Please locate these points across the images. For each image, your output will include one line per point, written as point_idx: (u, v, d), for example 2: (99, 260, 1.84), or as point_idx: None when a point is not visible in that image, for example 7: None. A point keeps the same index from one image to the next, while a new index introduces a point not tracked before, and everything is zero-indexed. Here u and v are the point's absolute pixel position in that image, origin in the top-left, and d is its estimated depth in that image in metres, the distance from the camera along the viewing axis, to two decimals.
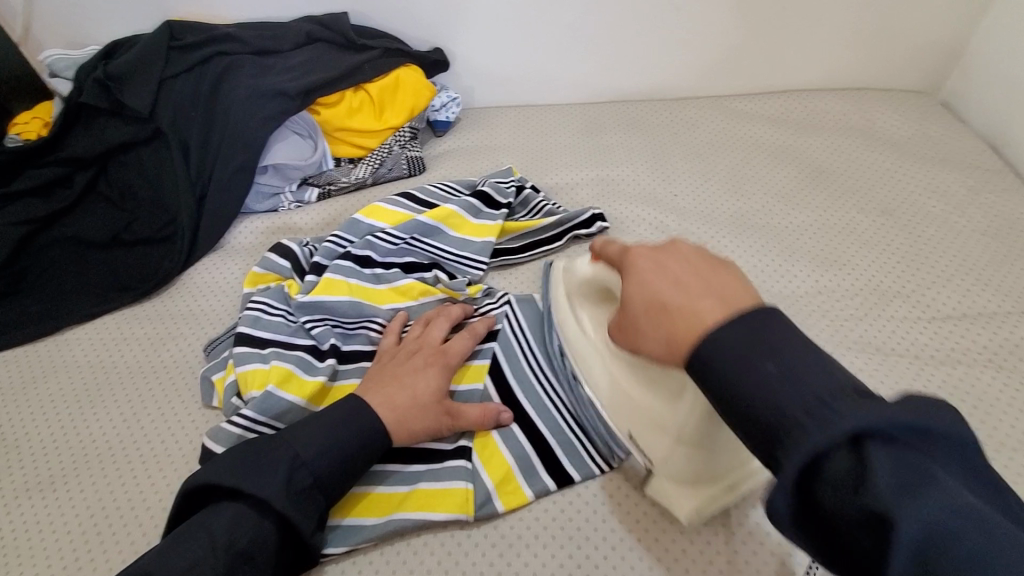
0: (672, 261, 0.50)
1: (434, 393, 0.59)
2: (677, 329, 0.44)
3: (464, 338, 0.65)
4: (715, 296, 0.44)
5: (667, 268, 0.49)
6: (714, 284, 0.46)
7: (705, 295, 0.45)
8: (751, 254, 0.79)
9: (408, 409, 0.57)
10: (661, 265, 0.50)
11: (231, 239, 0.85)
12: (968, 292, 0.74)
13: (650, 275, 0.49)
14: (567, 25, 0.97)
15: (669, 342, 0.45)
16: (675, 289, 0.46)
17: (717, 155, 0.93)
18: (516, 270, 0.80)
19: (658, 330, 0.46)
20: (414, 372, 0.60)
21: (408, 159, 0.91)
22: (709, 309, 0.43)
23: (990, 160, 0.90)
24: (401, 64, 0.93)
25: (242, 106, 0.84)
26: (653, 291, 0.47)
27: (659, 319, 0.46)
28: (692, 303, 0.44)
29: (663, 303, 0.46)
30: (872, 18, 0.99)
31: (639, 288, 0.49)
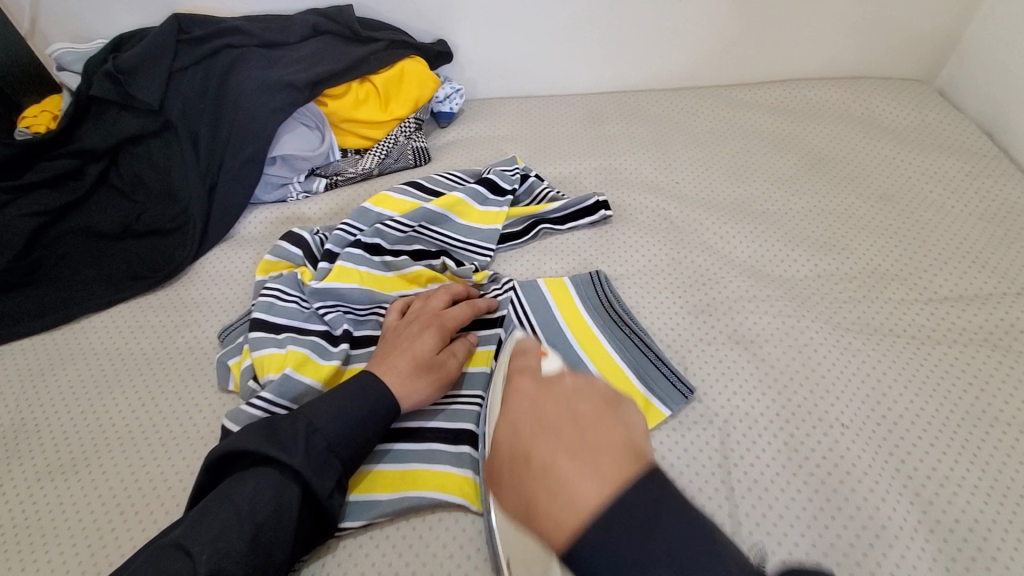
0: (554, 399, 0.42)
1: (435, 359, 0.62)
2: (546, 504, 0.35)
3: (462, 308, 0.68)
4: (586, 458, 0.36)
5: (543, 408, 0.41)
6: (592, 437, 0.38)
7: (579, 458, 0.37)
8: (752, 240, 0.81)
9: (412, 376, 0.60)
10: (544, 410, 0.41)
11: (241, 229, 0.87)
12: (964, 274, 0.76)
13: (525, 414, 0.41)
14: (570, 17, 0.98)
15: (531, 506, 0.36)
16: (546, 442, 0.38)
17: (718, 144, 0.95)
18: (522, 256, 0.82)
19: (520, 492, 0.38)
20: (416, 340, 0.63)
21: (414, 149, 0.93)
22: (570, 479, 0.35)
23: (986, 147, 0.92)
24: (405, 55, 0.94)
25: (250, 97, 0.85)
26: (522, 439, 0.40)
27: (523, 480, 0.38)
28: (558, 468, 0.36)
29: (529, 462, 0.38)
30: (869, 9, 1.00)
31: (510, 429, 0.41)
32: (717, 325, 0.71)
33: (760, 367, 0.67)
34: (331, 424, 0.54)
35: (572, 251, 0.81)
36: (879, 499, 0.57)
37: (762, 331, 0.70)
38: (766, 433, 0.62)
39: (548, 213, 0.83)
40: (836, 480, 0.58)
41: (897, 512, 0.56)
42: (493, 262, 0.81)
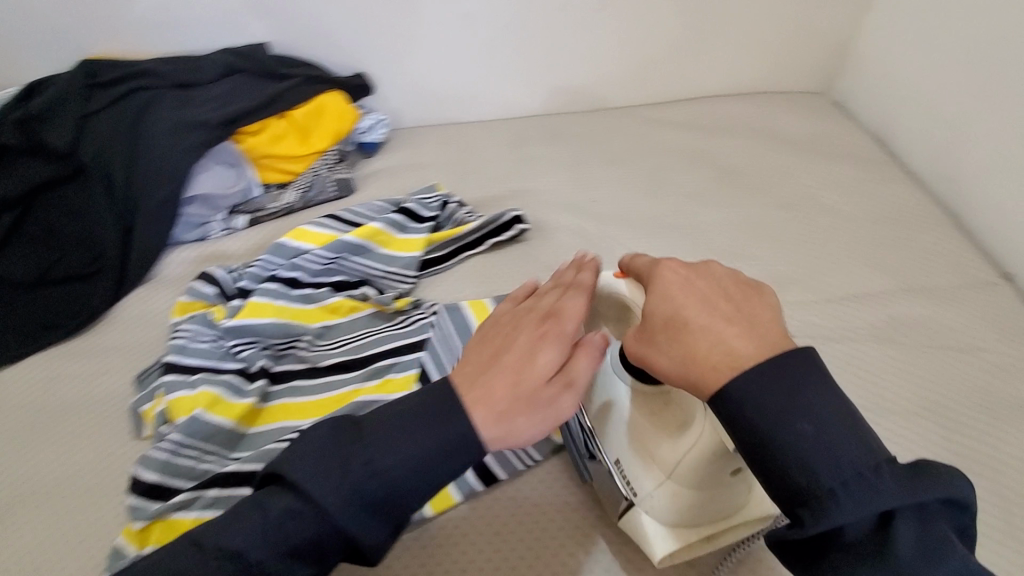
0: (704, 281, 0.49)
1: (541, 377, 0.50)
2: (700, 352, 0.44)
3: (579, 299, 0.54)
4: (754, 332, 0.45)
5: (695, 284, 0.49)
6: (751, 315, 0.46)
7: (744, 327, 0.45)
8: (663, 253, 0.84)
9: (503, 403, 0.48)
10: (688, 284, 0.49)
11: (160, 270, 0.86)
12: (856, 274, 0.81)
13: (679, 289, 0.48)
14: (485, 45, 1.02)
15: (517, 386, 0.49)
16: (701, 309, 0.46)
17: (632, 161, 0.99)
18: (444, 279, 0.83)
19: (677, 346, 0.46)
20: (528, 354, 0.51)
21: (336, 181, 0.94)
22: (735, 340, 0.44)
23: (876, 154, 0.98)
24: (323, 90, 0.95)
25: (164, 138, 0.85)
26: (680, 306, 0.47)
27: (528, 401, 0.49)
28: (730, 334, 0.45)
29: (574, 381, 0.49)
30: (764, 29, 1.07)
31: (662, 299, 0.48)
32: None
33: None
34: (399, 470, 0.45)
35: (494, 274, 0.83)
36: None
37: None
38: None
39: (467, 234, 0.85)
40: None
41: None
42: (415, 288, 0.83)
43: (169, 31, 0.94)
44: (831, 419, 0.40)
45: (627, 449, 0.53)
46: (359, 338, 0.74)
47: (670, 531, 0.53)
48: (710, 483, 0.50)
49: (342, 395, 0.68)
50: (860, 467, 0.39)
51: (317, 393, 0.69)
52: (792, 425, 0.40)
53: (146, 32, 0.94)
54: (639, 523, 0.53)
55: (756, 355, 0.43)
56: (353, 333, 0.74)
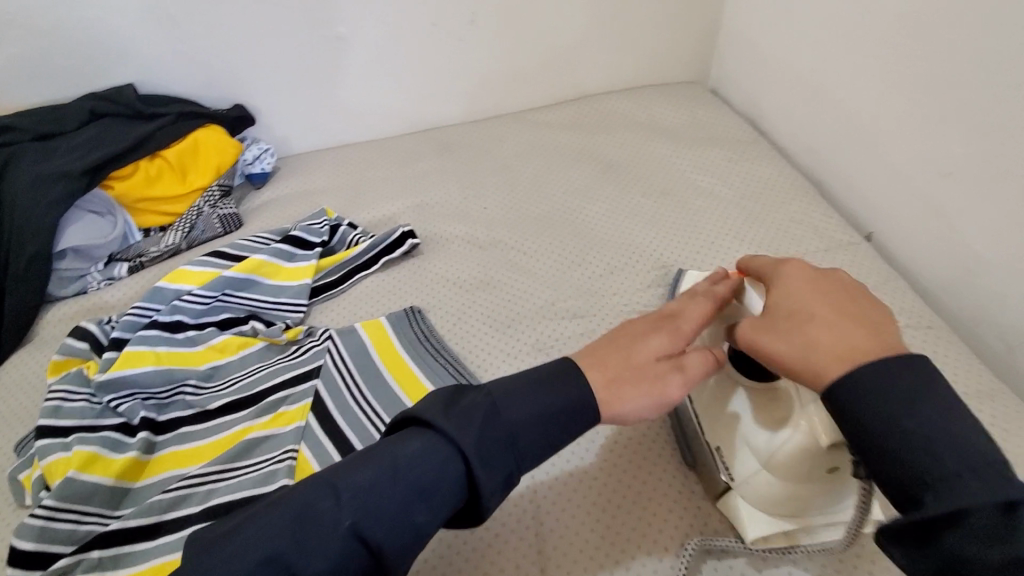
0: (825, 283, 0.51)
1: (653, 355, 0.53)
2: (812, 351, 0.46)
3: (700, 302, 0.58)
4: (867, 331, 0.46)
5: (821, 287, 0.50)
6: (870, 319, 0.47)
7: (861, 326, 0.46)
8: (552, 252, 0.85)
9: (624, 373, 0.52)
10: (813, 285, 0.51)
11: (36, 331, 0.82)
12: (730, 252, 0.83)
13: (803, 290, 0.50)
14: (363, 66, 1.02)
15: (653, 361, 0.53)
16: (828, 309, 0.48)
17: (521, 165, 1.01)
18: (338, 303, 0.82)
19: (796, 335, 0.47)
20: (639, 339, 0.55)
21: (221, 217, 0.91)
22: (853, 340, 0.45)
23: (746, 134, 1.03)
24: (197, 126, 0.93)
25: (25, 193, 0.81)
26: (801, 303, 0.49)
27: (658, 377, 0.52)
28: (852, 331, 0.46)
29: (685, 363, 0.53)
30: (634, 27, 1.12)
31: (784, 296, 0.51)
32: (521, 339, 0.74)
33: None
34: (529, 437, 0.47)
35: (390, 292, 0.83)
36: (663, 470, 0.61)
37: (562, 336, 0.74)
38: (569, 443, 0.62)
39: (357, 256, 0.85)
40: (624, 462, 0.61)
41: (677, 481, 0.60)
42: (309, 316, 0.82)
43: (24, 81, 0.90)
44: (931, 413, 0.40)
45: (731, 438, 0.55)
46: (250, 372, 0.73)
47: (761, 512, 0.54)
48: (801, 473, 0.50)
49: (234, 432, 0.67)
50: (985, 460, 0.38)
51: (210, 434, 0.67)
52: (900, 417, 0.40)
53: None
54: (735, 502, 0.55)
55: (876, 350, 0.44)
56: (243, 368, 0.73)
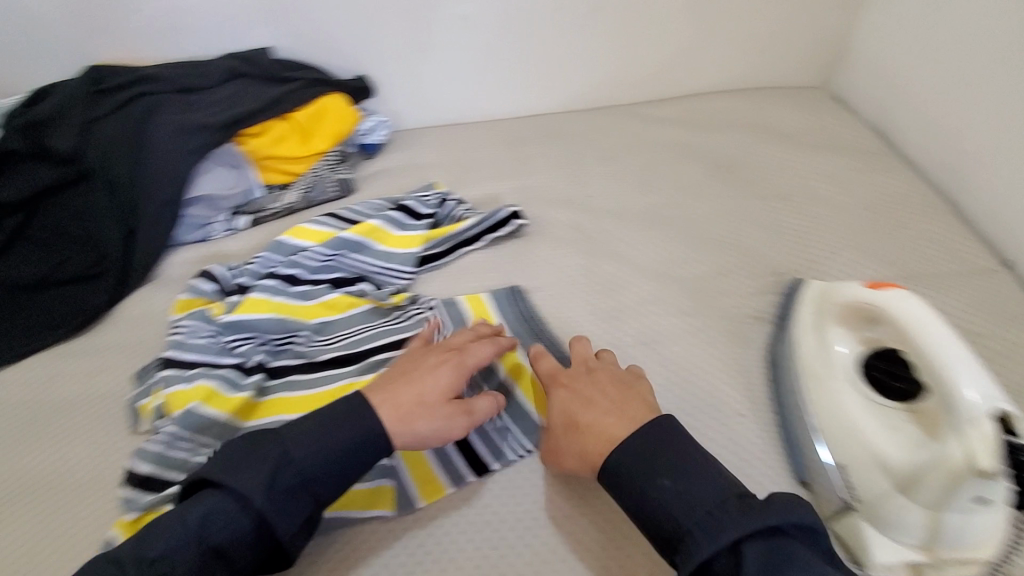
0: (583, 385, 0.61)
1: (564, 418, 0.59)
2: (592, 442, 0.55)
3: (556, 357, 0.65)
4: (617, 418, 0.56)
5: (576, 391, 0.60)
6: (627, 408, 0.57)
7: (613, 415, 0.56)
8: (661, 245, 0.82)
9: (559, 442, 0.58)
10: (574, 392, 0.60)
11: (162, 270, 0.88)
12: (856, 262, 0.77)
13: (571, 399, 0.60)
14: (482, 46, 1.03)
15: (423, 394, 0.58)
16: (587, 409, 0.58)
17: (629, 156, 0.99)
18: (442, 275, 0.84)
19: (574, 439, 0.57)
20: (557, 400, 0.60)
21: (337, 181, 0.95)
22: (609, 423, 0.56)
23: (874, 146, 0.97)
24: (324, 93, 0.97)
25: (168, 140, 0.86)
26: (568, 411, 0.59)
27: (422, 407, 0.57)
28: (607, 423, 0.56)
29: (406, 409, 0.57)
30: (760, 25, 1.07)
31: (559, 408, 0.60)
32: (624, 329, 0.72)
33: (661, 367, 0.68)
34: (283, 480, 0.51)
35: (494, 269, 0.83)
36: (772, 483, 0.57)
37: (668, 331, 0.71)
38: None
39: (464, 231, 0.86)
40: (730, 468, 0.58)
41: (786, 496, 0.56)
42: (414, 285, 0.83)
43: (176, 38, 0.97)
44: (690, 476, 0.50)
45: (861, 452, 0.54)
46: (354, 333, 0.74)
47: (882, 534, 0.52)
48: (942, 499, 0.49)
49: (332, 391, 0.68)
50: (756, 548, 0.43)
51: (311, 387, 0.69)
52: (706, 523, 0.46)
53: (151, 39, 0.96)
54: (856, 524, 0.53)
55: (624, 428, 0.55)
56: (347, 327, 0.75)
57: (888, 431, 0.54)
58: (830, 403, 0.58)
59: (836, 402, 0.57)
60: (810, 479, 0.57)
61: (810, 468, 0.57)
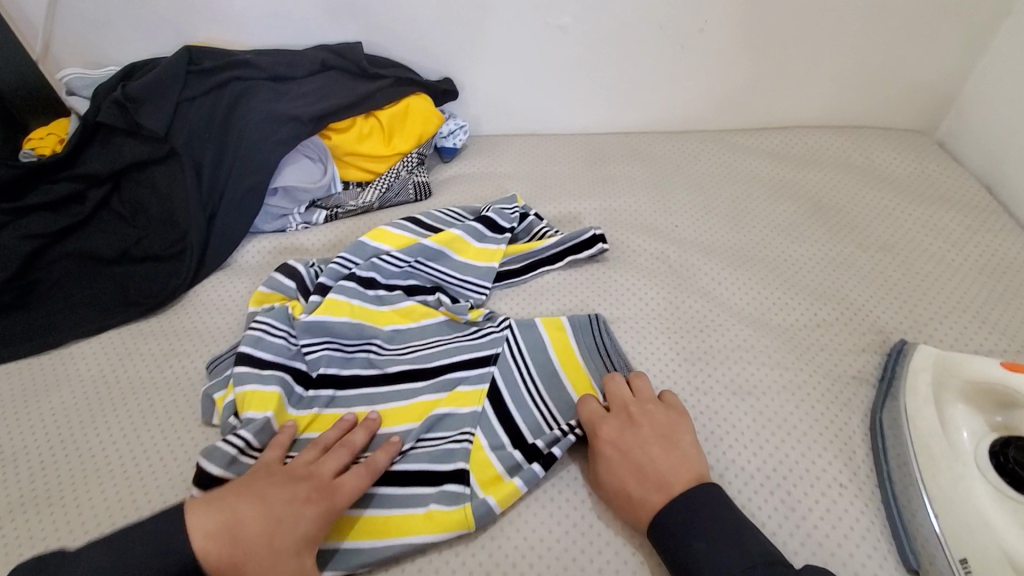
0: (628, 439, 0.59)
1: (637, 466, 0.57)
2: (644, 508, 0.54)
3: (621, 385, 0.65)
4: (668, 478, 0.55)
5: (624, 447, 0.58)
6: (672, 466, 0.56)
7: (662, 475, 0.55)
8: (751, 287, 0.79)
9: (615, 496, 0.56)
10: (620, 446, 0.58)
11: (238, 258, 0.87)
12: (965, 329, 0.73)
13: (616, 456, 0.58)
14: (575, 59, 1.00)
15: (272, 542, 0.50)
16: (637, 471, 0.56)
17: (717, 187, 0.95)
18: (519, 292, 0.81)
19: (628, 501, 0.55)
20: (612, 451, 0.58)
21: (415, 184, 0.94)
22: (657, 488, 0.54)
23: (984, 201, 0.91)
24: (411, 93, 0.95)
25: (256, 129, 0.86)
26: (619, 474, 0.57)
27: (264, 559, 0.49)
28: (655, 484, 0.55)
29: (246, 565, 0.49)
30: (868, 60, 1.02)
31: (607, 468, 0.58)
32: (713, 374, 0.68)
33: (753, 420, 0.64)
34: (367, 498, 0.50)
35: (574, 292, 0.80)
36: (876, 565, 0.53)
37: (760, 382, 0.67)
38: (766, 506, 0.57)
39: (545, 249, 0.83)
40: (829, 543, 0.54)
41: None
42: (489, 300, 0.80)
43: (269, 24, 0.96)
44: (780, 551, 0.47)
45: (981, 548, 0.50)
46: (429, 345, 0.72)
47: None
48: None
49: (410, 407, 0.66)
50: None
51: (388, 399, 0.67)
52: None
53: (246, 23, 0.96)
54: None
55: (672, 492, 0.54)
56: (424, 340, 0.73)
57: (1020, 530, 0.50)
58: (953, 489, 0.54)
59: (961, 489, 0.53)
60: (922, 570, 0.52)
61: (921, 556, 0.52)
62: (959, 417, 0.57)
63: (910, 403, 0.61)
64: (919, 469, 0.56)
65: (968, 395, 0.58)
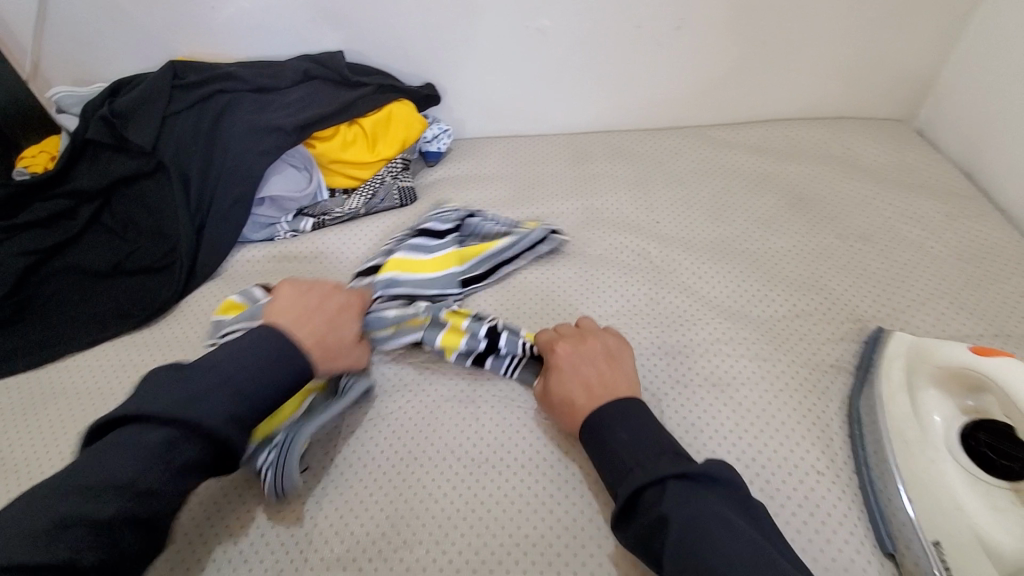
0: (580, 357, 0.63)
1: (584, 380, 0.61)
2: (575, 412, 0.59)
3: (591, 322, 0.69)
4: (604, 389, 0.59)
5: (575, 363, 0.63)
6: (611, 382, 0.60)
7: (602, 387, 0.60)
8: (732, 281, 0.80)
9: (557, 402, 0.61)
10: (573, 363, 0.63)
11: (229, 268, 0.89)
12: (942, 315, 0.74)
13: (566, 372, 0.62)
14: (555, 60, 1.01)
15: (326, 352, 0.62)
16: (581, 384, 0.61)
17: (699, 182, 0.96)
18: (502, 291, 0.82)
19: (566, 404, 0.60)
20: (565, 365, 0.63)
21: (400, 189, 0.95)
22: (591, 396, 0.59)
23: (963, 188, 0.92)
24: (393, 99, 0.97)
25: (240, 140, 0.87)
26: (567, 386, 0.61)
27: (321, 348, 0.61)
28: (588, 396, 0.59)
29: (324, 339, 0.62)
30: (846, 51, 1.03)
31: (556, 381, 0.62)
32: (693, 367, 0.69)
33: (732, 410, 0.65)
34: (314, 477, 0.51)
35: (554, 289, 0.81)
36: (853, 551, 0.54)
37: (740, 373, 0.68)
38: None
39: (522, 246, 0.84)
40: (807, 530, 0.55)
41: (868, 566, 0.53)
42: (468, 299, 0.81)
43: (252, 35, 0.97)
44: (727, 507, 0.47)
45: (954, 530, 0.51)
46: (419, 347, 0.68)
47: None
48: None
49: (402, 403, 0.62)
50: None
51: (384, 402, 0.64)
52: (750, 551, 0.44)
53: (229, 36, 0.97)
54: None
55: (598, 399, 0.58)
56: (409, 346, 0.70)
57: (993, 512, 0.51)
58: (925, 474, 0.55)
59: (934, 472, 0.55)
60: (898, 553, 0.53)
61: (897, 539, 0.53)
62: (929, 400, 0.59)
63: (885, 388, 0.62)
64: (894, 454, 0.57)
65: (936, 379, 0.59)
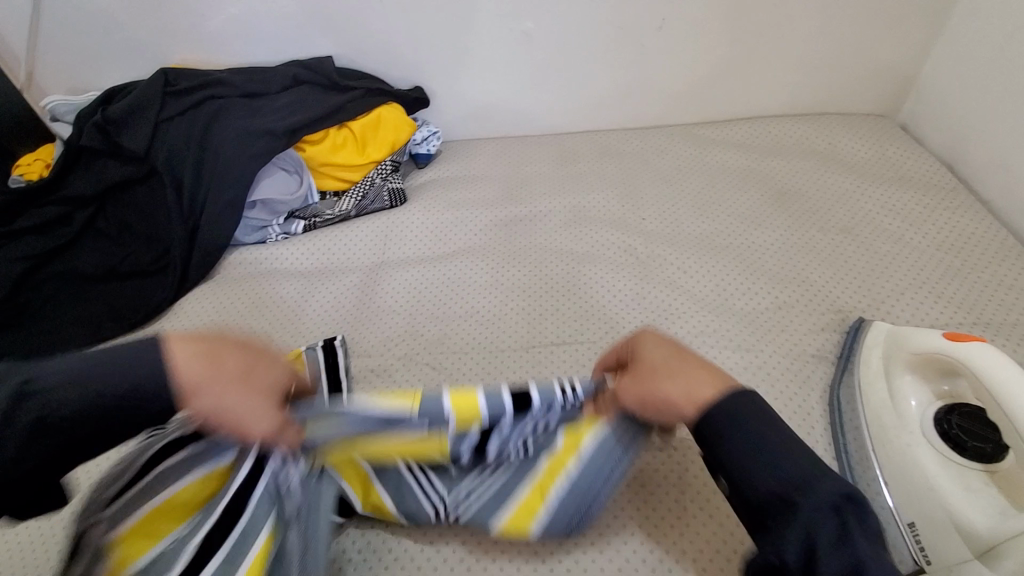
0: (656, 347, 0.54)
1: (672, 368, 0.51)
2: (682, 401, 0.49)
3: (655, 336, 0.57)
4: (699, 368, 0.50)
5: (653, 356, 0.53)
6: (701, 363, 0.51)
7: (695, 369, 0.50)
8: (716, 275, 0.81)
9: (656, 392, 0.50)
10: (660, 357, 0.52)
11: (221, 270, 0.91)
12: (921, 304, 0.75)
13: (653, 365, 0.52)
14: (540, 61, 1.03)
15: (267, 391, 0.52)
16: (677, 374, 0.50)
17: (684, 179, 0.98)
18: (542, 270, 0.84)
19: (657, 392, 0.50)
20: (653, 355, 0.53)
21: (390, 191, 0.96)
22: (687, 377, 0.50)
23: (945, 180, 0.93)
24: (382, 103, 0.98)
25: (232, 144, 0.88)
26: (658, 369, 0.51)
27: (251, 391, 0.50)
28: (685, 380, 0.49)
29: (251, 380, 0.50)
30: (827, 48, 1.04)
31: (645, 367, 0.52)
32: None
33: None
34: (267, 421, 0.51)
35: (576, 273, 0.84)
36: None
37: (723, 364, 0.70)
38: None
39: (541, 243, 0.89)
40: None
41: None
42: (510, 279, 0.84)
43: (242, 42, 0.99)
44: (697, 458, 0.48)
45: (929, 510, 0.52)
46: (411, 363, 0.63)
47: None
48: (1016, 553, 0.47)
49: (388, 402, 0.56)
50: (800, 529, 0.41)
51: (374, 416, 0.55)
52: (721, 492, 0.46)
53: (220, 43, 0.99)
54: None
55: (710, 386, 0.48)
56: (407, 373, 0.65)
57: (964, 493, 0.52)
58: (901, 457, 0.56)
59: (909, 455, 0.56)
60: (875, 534, 0.54)
61: (874, 521, 0.55)
62: (905, 385, 0.60)
63: (863, 376, 0.63)
64: (871, 438, 0.59)
65: (912, 365, 0.60)
